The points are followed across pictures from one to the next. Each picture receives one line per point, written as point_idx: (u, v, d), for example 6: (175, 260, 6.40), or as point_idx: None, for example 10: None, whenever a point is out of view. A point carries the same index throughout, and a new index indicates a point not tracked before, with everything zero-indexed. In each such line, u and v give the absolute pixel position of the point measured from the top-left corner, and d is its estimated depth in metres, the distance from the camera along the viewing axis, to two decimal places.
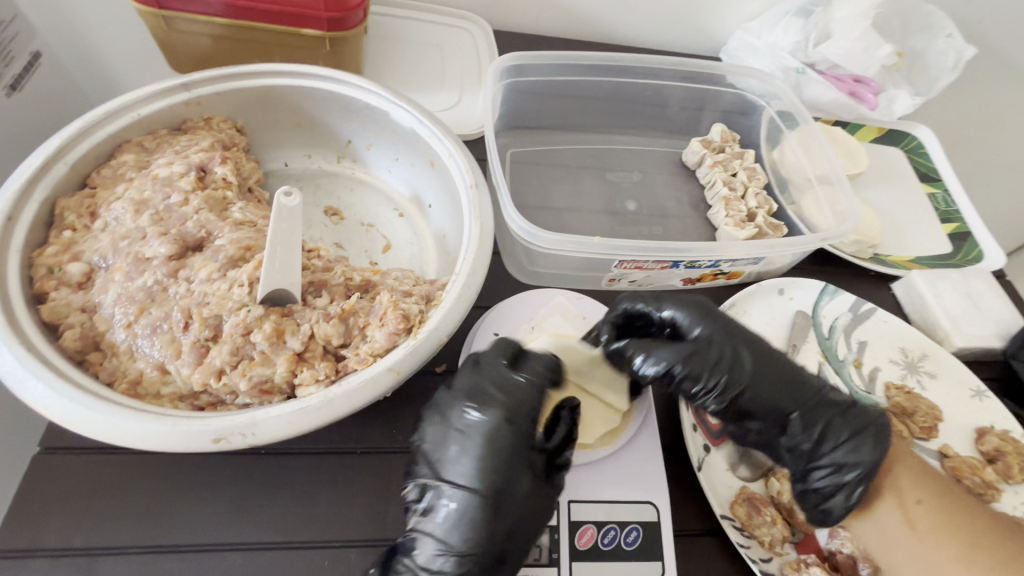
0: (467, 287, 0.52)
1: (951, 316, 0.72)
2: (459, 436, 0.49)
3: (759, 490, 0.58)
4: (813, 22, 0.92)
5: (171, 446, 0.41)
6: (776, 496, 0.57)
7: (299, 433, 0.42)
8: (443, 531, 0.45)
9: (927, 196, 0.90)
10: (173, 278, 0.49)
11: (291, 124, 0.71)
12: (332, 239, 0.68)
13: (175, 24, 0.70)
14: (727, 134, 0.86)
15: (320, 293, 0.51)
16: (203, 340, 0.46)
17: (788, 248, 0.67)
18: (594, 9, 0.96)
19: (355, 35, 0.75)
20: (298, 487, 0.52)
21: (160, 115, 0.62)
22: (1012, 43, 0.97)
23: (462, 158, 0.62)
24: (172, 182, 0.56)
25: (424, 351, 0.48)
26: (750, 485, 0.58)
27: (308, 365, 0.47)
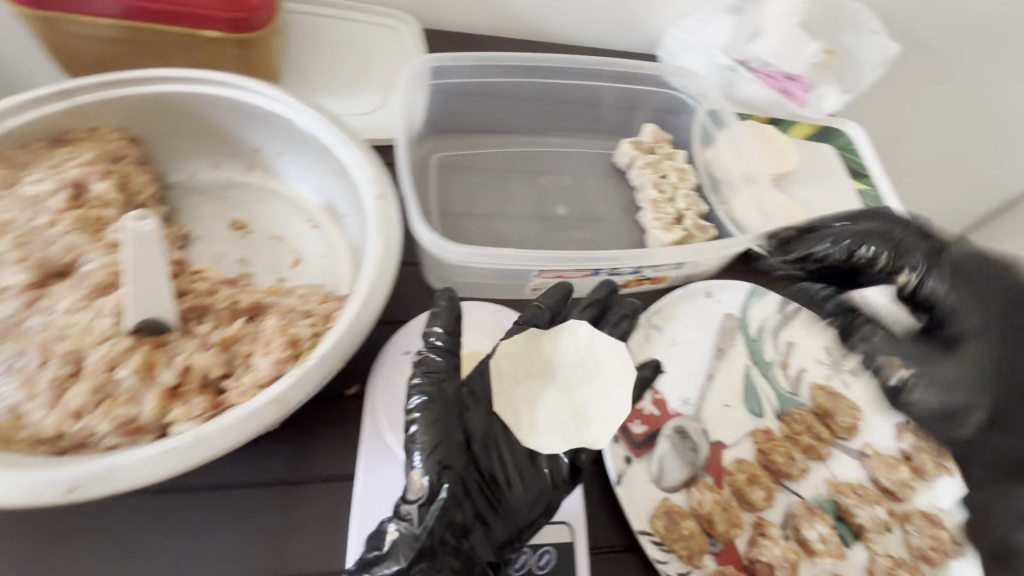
0: (366, 306, 0.50)
1: (874, 314, 0.72)
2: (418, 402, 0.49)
3: (681, 502, 0.57)
4: (744, 20, 0.92)
5: (16, 499, 0.37)
6: (697, 507, 0.56)
7: (164, 476, 0.39)
8: (425, 523, 0.44)
9: (857, 192, 0.91)
10: (31, 310, 0.44)
11: (192, 132, 0.67)
12: (237, 255, 0.64)
13: (59, 27, 0.65)
14: (658, 134, 0.85)
15: (203, 319, 0.48)
16: (61, 378, 0.42)
17: (715, 252, 0.68)
18: (525, 7, 0.93)
19: (261, 38, 0.71)
20: (188, 527, 0.48)
21: (34, 126, 0.57)
22: (935, 39, 0.98)
23: (369, 167, 0.59)
24: (41, 201, 0.51)
25: (313, 380, 0.45)
26: (672, 497, 0.57)
27: (183, 400, 0.43)
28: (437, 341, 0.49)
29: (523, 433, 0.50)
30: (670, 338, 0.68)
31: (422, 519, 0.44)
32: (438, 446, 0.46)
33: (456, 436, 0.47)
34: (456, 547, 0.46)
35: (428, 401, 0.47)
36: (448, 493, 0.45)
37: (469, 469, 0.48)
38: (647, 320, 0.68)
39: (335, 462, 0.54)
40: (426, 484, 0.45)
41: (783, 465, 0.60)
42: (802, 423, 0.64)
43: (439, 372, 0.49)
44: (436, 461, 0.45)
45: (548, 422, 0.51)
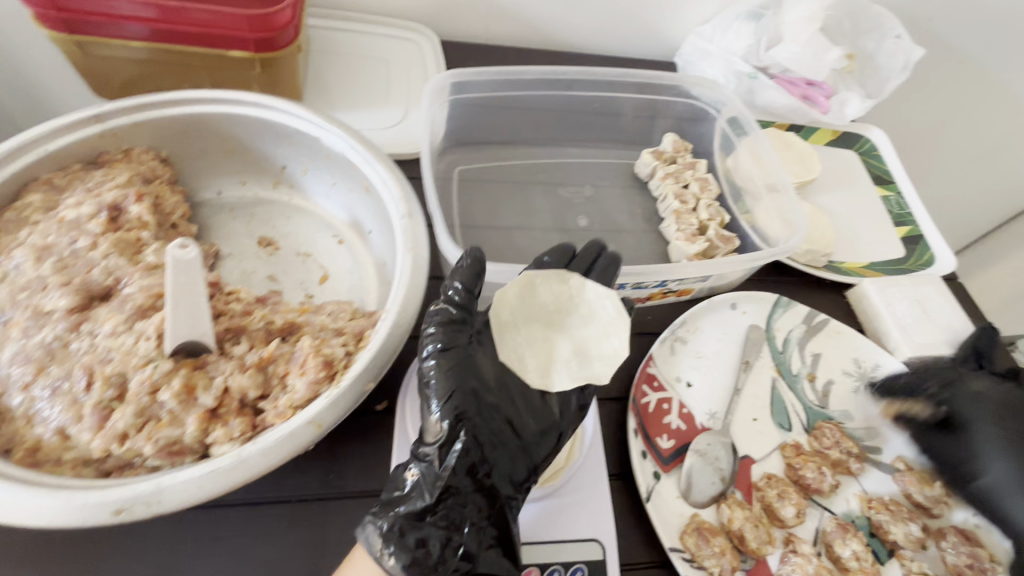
0: (397, 325, 0.50)
1: (903, 325, 0.71)
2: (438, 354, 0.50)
3: (710, 518, 0.56)
4: (764, 26, 0.90)
5: (68, 521, 0.38)
6: (728, 524, 0.55)
7: (206, 499, 0.40)
8: (445, 462, 0.45)
9: (881, 199, 0.90)
10: (76, 333, 0.46)
11: (221, 151, 0.68)
12: (266, 272, 0.65)
13: (90, 50, 0.67)
14: (679, 143, 0.85)
15: (239, 340, 0.49)
16: (107, 401, 0.43)
17: (742, 265, 0.67)
18: (543, 17, 0.93)
19: (285, 56, 0.72)
20: (229, 545, 0.50)
21: (72, 149, 0.59)
22: (961, 42, 0.97)
23: (395, 185, 0.60)
24: (81, 225, 0.52)
25: (348, 400, 0.46)
26: (701, 513, 0.57)
27: (222, 422, 0.44)
28: (454, 295, 0.51)
29: (530, 375, 0.52)
30: (696, 351, 0.67)
31: (442, 458, 0.45)
32: (450, 390, 0.47)
33: (471, 382, 0.48)
34: (478, 487, 0.46)
35: (441, 348, 0.49)
36: (461, 433, 0.46)
37: (488, 413, 0.48)
38: (671, 333, 0.67)
39: (366, 478, 0.54)
40: (441, 426, 0.46)
41: (812, 480, 0.59)
42: (831, 437, 0.63)
43: (455, 322, 0.50)
44: (448, 404, 0.46)
45: (555, 366, 0.53)
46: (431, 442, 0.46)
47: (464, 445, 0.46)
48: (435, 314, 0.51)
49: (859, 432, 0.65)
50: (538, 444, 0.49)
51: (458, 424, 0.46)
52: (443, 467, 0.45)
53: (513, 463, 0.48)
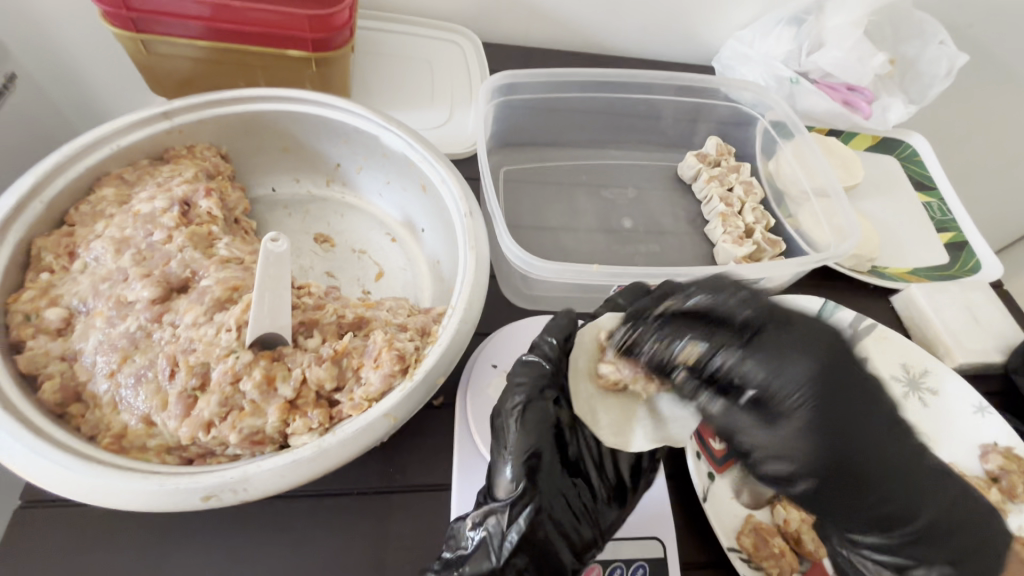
0: (465, 321, 0.51)
1: (952, 331, 0.71)
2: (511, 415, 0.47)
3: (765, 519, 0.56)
4: (805, 32, 0.90)
5: (159, 506, 0.39)
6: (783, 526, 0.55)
7: (291, 487, 0.41)
8: (513, 525, 0.43)
9: (923, 205, 0.89)
10: (158, 323, 0.47)
11: (278, 148, 0.69)
12: (323, 268, 0.67)
13: (154, 48, 0.66)
14: (722, 146, 0.85)
15: (312, 333, 0.50)
16: (190, 389, 0.44)
17: (791, 269, 0.67)
18: (588, 20, 0.93)
19: (341, 56, 0.71)
20: (293, 533, 0.49)
21: (141, 144, 0.60)
22: (1000, 49, 0.97)
23: (456, 184, 0.61)
24: (155, 218, 0.54)
25: (421, 394, 0.46)
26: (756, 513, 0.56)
27: (301, 413, 0.45)
28: (550, 348, 0.51)
29: (603, 432, 0.49)
30: None
31: (512, 518, 0.43)
32: (533, 448, 0.46)
33: (549, 443, 0.47)
34: (540, 552, 0.44)
35: (526, 404, 0.47)
36: (533, 496, 0.44)
37: (557, 477, 0.47)
38: None
39: (425, 473, 0.54)
40: (515, 486, 0.44)
41: None
42: None
43: (546, 379, 0.50)
44: (526, 464, 0.45)
45: (630, 421, 0.49)
46: (499, 498, 0.45)
47: (534, 507, 0.44)
48: (526, 365, 0.50)
49: None
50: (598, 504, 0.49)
51: (533, 486, 0.45)
52: (510, 527, 0.43)
53: (575, 525, 0.46)
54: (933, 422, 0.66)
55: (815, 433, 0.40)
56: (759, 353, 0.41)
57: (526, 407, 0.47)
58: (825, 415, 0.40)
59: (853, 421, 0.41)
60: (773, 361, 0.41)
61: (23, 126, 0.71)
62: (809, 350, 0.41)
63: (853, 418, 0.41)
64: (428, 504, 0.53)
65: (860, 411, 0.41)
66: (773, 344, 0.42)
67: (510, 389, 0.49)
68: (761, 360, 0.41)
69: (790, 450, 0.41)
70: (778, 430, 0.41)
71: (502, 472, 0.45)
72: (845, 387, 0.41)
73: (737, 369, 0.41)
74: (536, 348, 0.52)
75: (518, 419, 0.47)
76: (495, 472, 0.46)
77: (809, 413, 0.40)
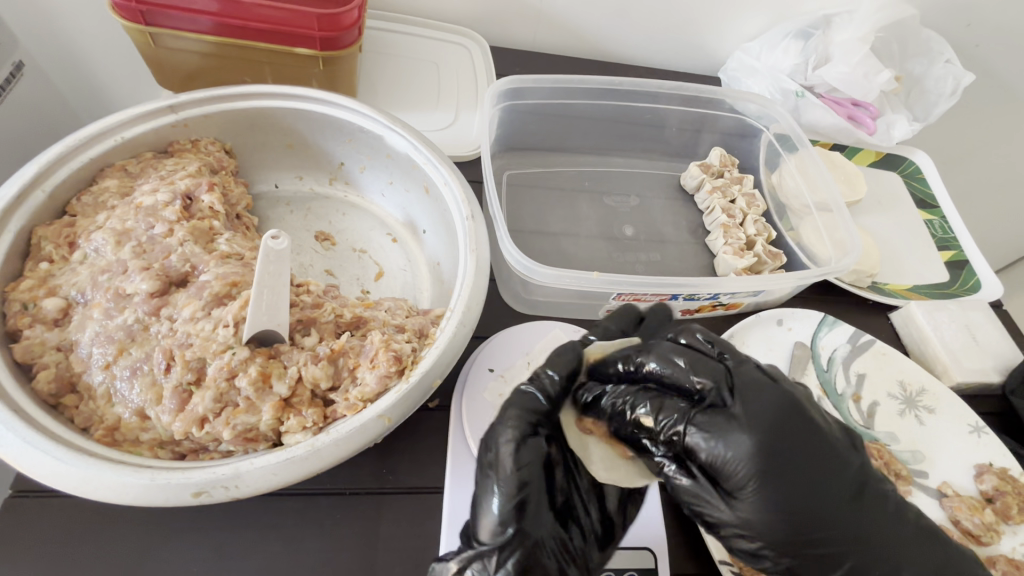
0: (463, 324, 0.51)
1: (950, 349, 0.71)
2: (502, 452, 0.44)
3: None
4: (813, 45, 0.90)
5: (150, 501, 0.39)
6: None
7: (284, 485, 0.41)
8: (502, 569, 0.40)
9: (925, 222, 0.90)
10: (155, 316, 0.47)
11: (282, 145, 0.69)
12: (322, 266, 0.67)
13: (163, 41, 0.66)
14: (726, 157, 0.85)
15: (309, 331, 0.50)
16: (185, 384, 0.44)
17: (791, 282, 0.66)
18: (594, 29, 0.93)
19: (348, 56, 0.71)
20: (282, 531, 0.49)
21: (145, 136, 0.60)
22: (1004, 69, 0.98)
23: (459, 187, 0.61)
24: (156, 211, 0.54)
25: (415, 396, 0.46)
26: None
27: (296, 411, 0.45)
28: (548, 383, 0.48)
29: (596, 467, 0.47)
30: None
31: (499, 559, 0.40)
32: (524, 486, 0.42)
33: (541, 483, 0.44)
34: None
35: (518, 441, 0.44)
36: (522, 539, 0.41)
37: (547, 520, 0.44)
38: None
39: (418, 476, 0.54)
40: (503, 526, 0.41)
41: None
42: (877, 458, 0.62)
43: (539, 413, 0.46)
44: (517, 503, 0.42)
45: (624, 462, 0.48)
46: (486, 538, 0.41)
47: (522, 550, 0.41)
48: (521, 398, 0.47)
49: (906, 455, 0.64)
50: (585, 545, 0.46)
51: (521, 528, 0.41)
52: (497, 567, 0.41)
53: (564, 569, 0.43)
54: (930, 441, 0.66)
55: (770, 506, 0.42)
56: (710, 424, 0.44)
57: (519, 441, 0.44)
58: (776, 491, 0.42)
59: (810, 477, 0.43)
60: (726, 433, 0.43)
61: (30, 113, 0.71)
62: (751, 413, 0.44)
63: (806, 474, 0.43)
64: (419, 507, 0.52)
65: (814, 466, 0.44)
66: (725, 416, 0.44)
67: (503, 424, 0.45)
68: (713, 433, 0.44)
69: (746, 522, 0.43)
70: (733, 505, 0.44)
71: (490, 510, 0.42)
72: (792, 445, 0.44)
73: (692, 440, 0.44)
74: (532, 380, 0.49)
75: (510, 454, 0.43)
76: (483, 510, 0.42)
77: (757, 490, 0.43)
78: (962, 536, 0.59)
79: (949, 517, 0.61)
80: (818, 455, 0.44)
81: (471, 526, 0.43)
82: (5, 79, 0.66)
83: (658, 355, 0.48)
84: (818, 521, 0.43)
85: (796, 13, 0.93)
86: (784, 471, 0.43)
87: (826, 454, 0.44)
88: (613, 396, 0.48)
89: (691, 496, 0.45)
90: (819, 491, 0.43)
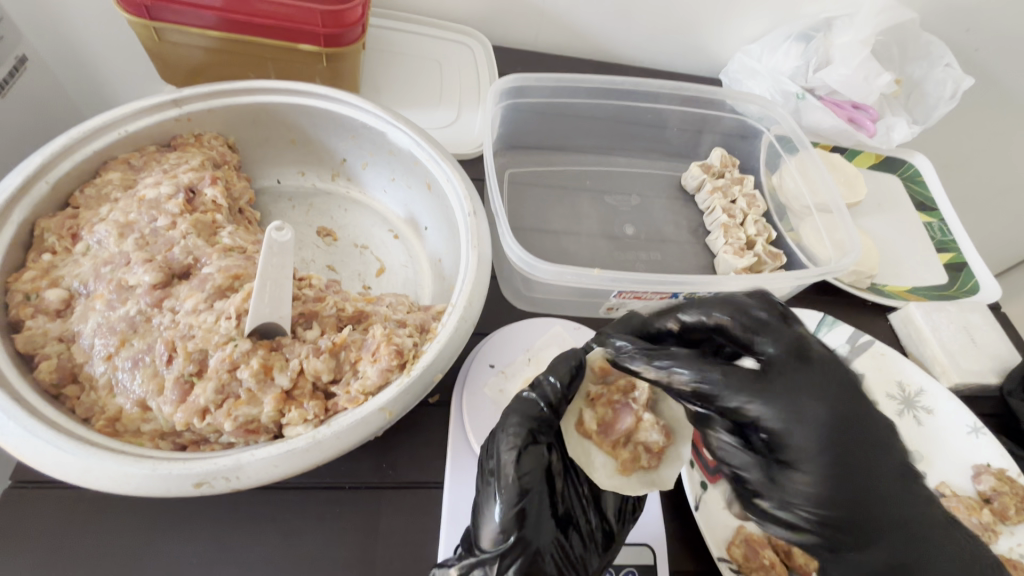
0: (465, 319, 0.51)
1: (949, 350, 0.71)
2: (501, 463, 0.43)
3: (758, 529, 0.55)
4: (814, 48, 0.90)
5: (150, 490, 0.39)
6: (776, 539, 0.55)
7: (284, 477, 0.41)
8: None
9: (924, 224, 0.90)
10: (158, 308, 0.47)
11: (285, 141, 0.69)
12: (324, 261, 0.67)
13: (167, 36, 0.66)
14: (727, 158, 0.86)
15: (311, 325, 0.50)
16: (187, 375, 0.44)
17: (790, 282, 0.66)
18: (596, 29, 0.93)
19: (351, 53, 0.71)
20: (282, 524, 0.49)
21: (149, 130, 0.60)
22: (1003, 74, 0.99)
23: (461, 184, 0.61)
24: (159, 204, 0.54)
25: (416, 390, 0.46)
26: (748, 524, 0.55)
27: (297, 404, 0.45)
28: (550, 388, 0.46)
29: (598, 474, 0.46)
30: None
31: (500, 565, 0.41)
32: (525, 496, 0.42)
33: (540, 492, 0.43)
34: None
35: (518, 453, 0.43)
36: (522, 548, 0.41)
37: (547, 526, 0.44)
38: None
39: (417, 470, 0.54)
40: (505, 534, 0.41)
41: None
42: None
43: (540, 420, 0.45)
44: (518, 512, 0.42)
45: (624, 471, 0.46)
46: (487, 544, 0.41)
47: (523, 556, 0.41)
48: (523, 403, 0.45)
49: None
50: (585, 551, 0.47)
51: (522, 536, 0.42)
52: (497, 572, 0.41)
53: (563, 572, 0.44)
54: (928, 441, 0.66)
55: (830, 480, 0.41)
56: (772, 396, 0.42)
57: (520, 449, 0.43)
58: (837, 465, 0.41)
59: (869, 458, 0.42)
60: (791, 405, 0.41)
61: (33, 107, 0.71)
62: (815, 385, 0.42)
63: (860, 454, 0.42)
64: (418, 501, 0.52)
65: (870, 441, 0.42)
66: (788, 387, 0.42)
67: (502, 435, 0.44)
68: (780, 402, 0.41)
69: (803, 494, 0.42)
70: (790, 476, 0.42)
71: (491, 518, 0.42)
72: (856, 426, 0.42)
73: (756, 413, 0.41)
74: (533, 385, 0.47)
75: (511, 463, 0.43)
76: (484, 516, 0.42)
77: (820, 464, 0.41)
78: None
79: None
80: (877, 439, 0.43)
81: (472, 535, 0.43)
82: (9, 72, 0.66)
83: (727, 308, 0.47)
84: (868, 505, 0.42)
85: (798, 16, 0.93)
86: (843, 443, 0.41)
87: (881, 439, 0.43)
88: (646, 359, 0.43)
89: (736, 461, 0.44)
90: (870, 474, 0.42)
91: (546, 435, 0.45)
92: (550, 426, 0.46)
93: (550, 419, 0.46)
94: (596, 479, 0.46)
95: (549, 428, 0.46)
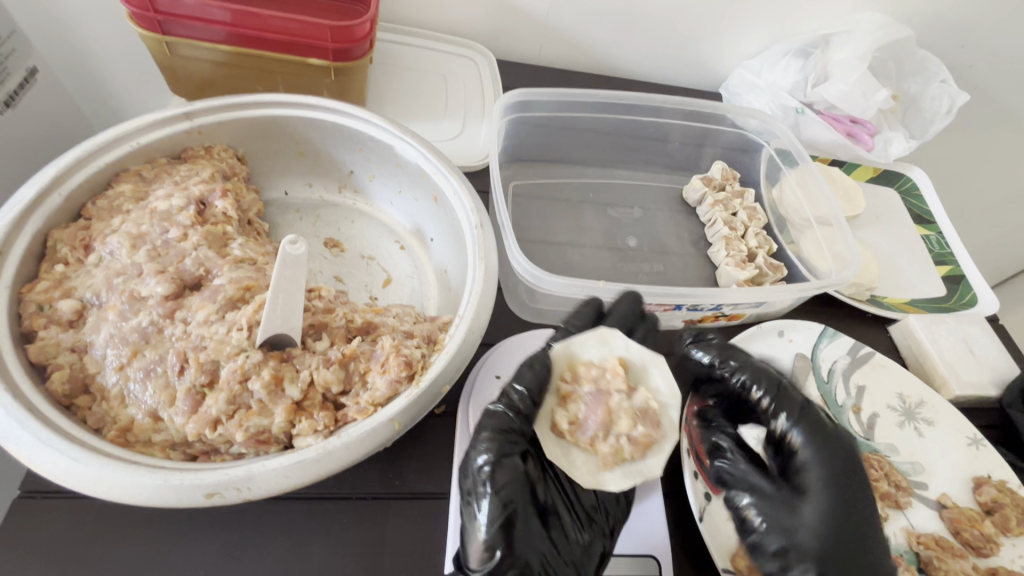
0: (472, 330, 0.52)
1: (948, 362, 0.72)
2: (477, 478, 0.45)
3: None
4: (812, 64, 0.92)
5: (162, 501, 0.39)
6: None
7: (295, 488, 0.41)
8: None
9: (922, 237, 0.91)
10: (169, 319, 0.48)
11: (293, 153, 0.70)
12: (331, 272, 0.68)
13: (178, 50, 0.67)
14: (728, 171, 0.87)
15: (320, 336, 0.51)
16: (198, 386, 0.45)
17: (791, 294, 0.67)
18: (599, 45, 0.95)
19: (359, 67, 0.72)
20: (290, 535, 0.49)
21: (161, 143, 0.61)
22: (998, 90, 1.00)
23: (467, 197, 0.62)
24: (171, 216, 0.54)
25: (425, 400, 0.47)
26: None
27: (307, 414, 0.46)
28: (514, 398, 0.48)
29: (579, 473, 0.47)
30: None
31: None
32: (505, 510, 0.43)
33: (524, 502, 0.45)
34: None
35: (493, 465, 0.45)
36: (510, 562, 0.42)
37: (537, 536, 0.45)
38: None
39: (424, 481, 0.54)
40: (491, 547, 0.42)
41: None
42: (878, 469, 0.63)
43: (512, 431, 0.47)
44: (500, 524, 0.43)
45: (604, 464, 0.47)
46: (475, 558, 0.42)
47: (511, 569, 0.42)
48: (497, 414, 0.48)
49: (905, 466, 0.65)
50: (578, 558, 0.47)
51: (510, 552, 0.42)
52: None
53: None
54: (929, 453, 0.66)
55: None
56: (766, 489, 0.49)
57: (496, 463, 0.45)
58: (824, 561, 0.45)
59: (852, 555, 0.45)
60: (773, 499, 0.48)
61: (43, 118, 0.72)
62: (809, 470, 0.49)
63: (848, 548, 0.45)
64: (424, 512, 0.53)
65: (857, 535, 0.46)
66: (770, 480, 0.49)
67: (474, 450, 0.46)
68: (765, 498, 0.48)
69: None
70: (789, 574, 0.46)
71: (476, 534, 0.43)
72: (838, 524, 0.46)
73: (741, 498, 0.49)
74: (503, 397, 0.49)
75: (489, 477, 0.44)
76: (470, 532, 0.43)
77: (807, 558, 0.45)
78: (963, 548, 0.60)
79: (949, 529, 0.61)
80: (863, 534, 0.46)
81: (461, 554, 0.44)
82: (20, 83, 0.67)
83: (750, 376, 0.54)
84: None
85: (797, 32, 0.95)
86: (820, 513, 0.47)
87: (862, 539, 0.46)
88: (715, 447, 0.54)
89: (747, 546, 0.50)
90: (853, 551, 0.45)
91: (519, 445, 0.47)
92: (521, 436, 0.48)
93: (521, 431, 0.48)
94: (576, 477, 0.47)
95: (521, 437, 0.48)
